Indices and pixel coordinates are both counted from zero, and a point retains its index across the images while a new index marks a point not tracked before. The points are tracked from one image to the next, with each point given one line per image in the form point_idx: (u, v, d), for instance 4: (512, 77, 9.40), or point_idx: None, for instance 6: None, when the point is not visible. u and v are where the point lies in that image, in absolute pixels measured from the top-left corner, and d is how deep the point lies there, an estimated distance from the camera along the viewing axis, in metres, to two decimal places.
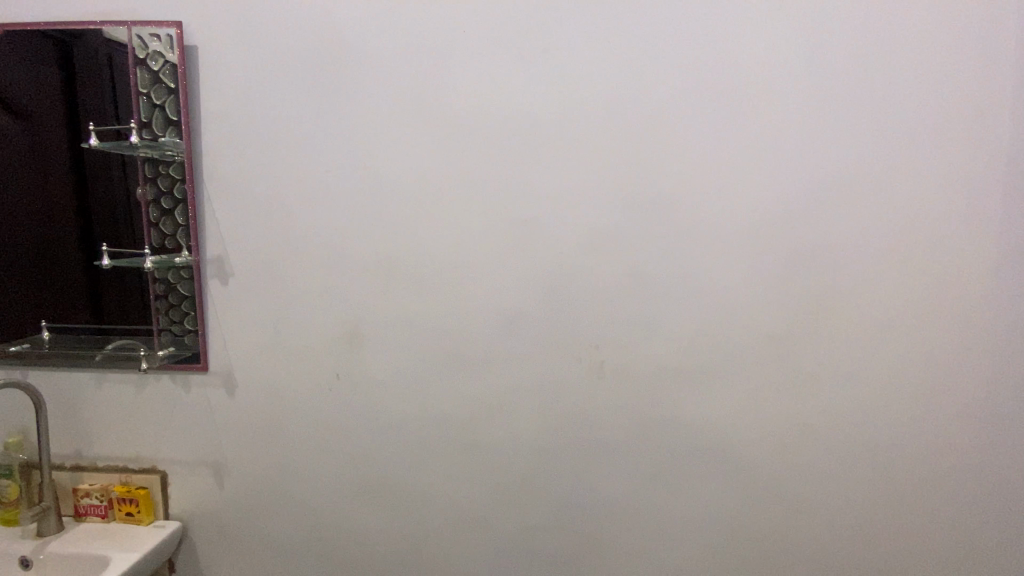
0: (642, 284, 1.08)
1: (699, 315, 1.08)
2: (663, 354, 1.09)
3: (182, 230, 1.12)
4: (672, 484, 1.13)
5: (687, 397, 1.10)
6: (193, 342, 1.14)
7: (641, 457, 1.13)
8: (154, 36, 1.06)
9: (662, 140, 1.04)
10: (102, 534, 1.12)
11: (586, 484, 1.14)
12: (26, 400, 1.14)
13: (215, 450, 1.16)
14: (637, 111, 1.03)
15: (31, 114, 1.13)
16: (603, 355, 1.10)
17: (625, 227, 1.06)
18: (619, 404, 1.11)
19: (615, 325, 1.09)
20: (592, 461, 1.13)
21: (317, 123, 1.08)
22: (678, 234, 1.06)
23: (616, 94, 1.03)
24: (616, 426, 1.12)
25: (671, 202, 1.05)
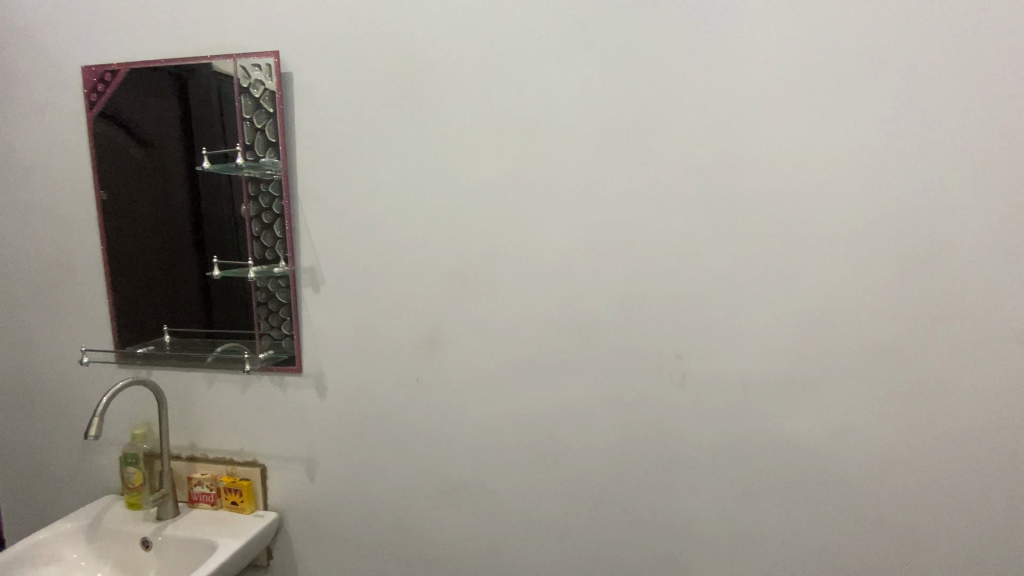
0: (722, 289, 1.05)
1: (784, 321, 1.04)
2: (745, 360, 1.06)
3: (280, 242, 1.21)
4: (756, 496, 1.09)
5: (770, 405, 1.06)
6: (289, 345, 1.23)
7: (722, 467, 1.09)
8: (255, 65, 1.17)
9: (740, 139, 1.01)
10: (211, 521, 1.22)
11: (664, 493, 1.12)
12: (149, 396, 1.28)
13: (308, 446, 1.25)
14: (715, 110, 1.01)
15: (155, 142, 1.27)
16: (681, 362, 1.08)
17: (704, 231, 1.04)
18: (698, 412, 1.09)
19: (694, 331, 1.07)
20: (670, 470, 1.11)
21: (398, 138, 1.14)
22: (761, 237, 1.02)
23: (692, 95, 1.01)
24: (695, 435, 1.09)
25: (753, 203, 1.02)
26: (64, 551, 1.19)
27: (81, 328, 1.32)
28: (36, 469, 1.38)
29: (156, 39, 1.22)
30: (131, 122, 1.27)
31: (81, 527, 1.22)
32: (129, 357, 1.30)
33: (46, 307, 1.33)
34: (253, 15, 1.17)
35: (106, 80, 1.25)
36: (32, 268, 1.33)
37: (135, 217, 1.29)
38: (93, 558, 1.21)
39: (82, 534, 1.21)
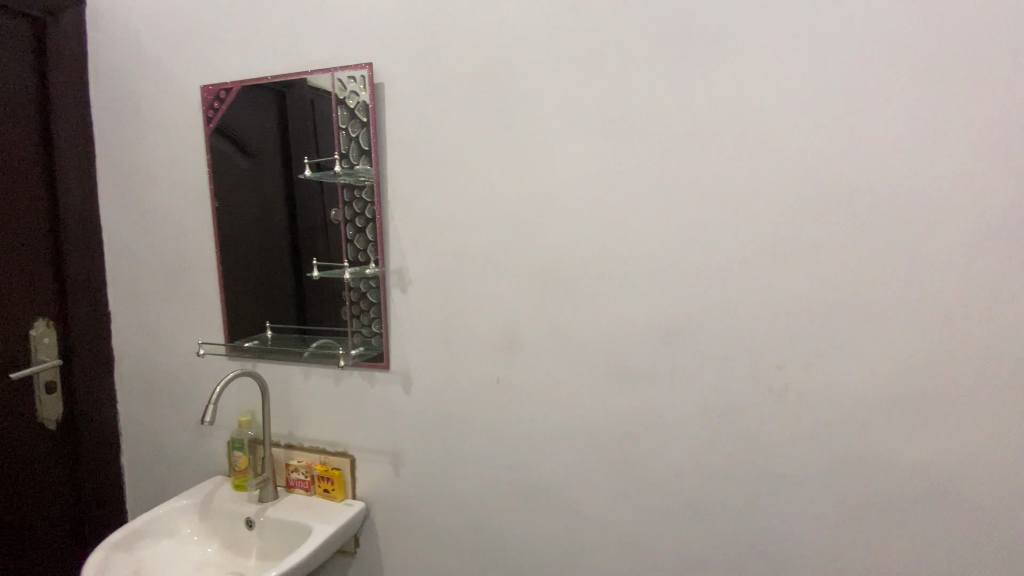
0: (819, 294, 1.00)
1: (888, 329, 0.98)
2: (844, 370, 1.01)
3: (371, 246, 1.28)
4: (854, 514, 1.03)
5: (872, 420, 1.00)
6: (378, 343, 1.29)
7: (817, 483, 1.04)
8: (350, 78, 1.23)
9: (840, 137, 0.97)
10: (305, 506, 1.30)
11: (752, 506, 1.08)
12: (254, 387, 1.39)
13: (393, 440, 1.30)
14: (813, 107, 0.97)
15: (260, 153, 1.37)
16: (772, 370, 1.04)
17: (800, 234, 1.00)
18: (791, 423, 1.04)
19: (787, 338, 1.03)
20: (759, 482, 1.07)
21: (483, 143, 1.17)
22: (862, 240, 0.98)
23: (788, 93, 0.98)
24: (788, 447, 1.05)
25: (854, 204, 0.97)
26: (180, 525, 1.31)
27: (195, 322, 1.46)
28: (156, 448, 1.54)
29: (259, 56, 1.32)
30: (239, 135, 1.37)
31: (194, 505, 1.33)
32: (235, 350, 1.42)
33: (166, 303, 1.48)
34: (349, 28, 1.23)
35: (220, 96, 1.35)
36: (155, 268, 1.48)
37: (242, 222, 1.40)
38: (204, 533, 1.33)
39: (195, 511, 1.33)
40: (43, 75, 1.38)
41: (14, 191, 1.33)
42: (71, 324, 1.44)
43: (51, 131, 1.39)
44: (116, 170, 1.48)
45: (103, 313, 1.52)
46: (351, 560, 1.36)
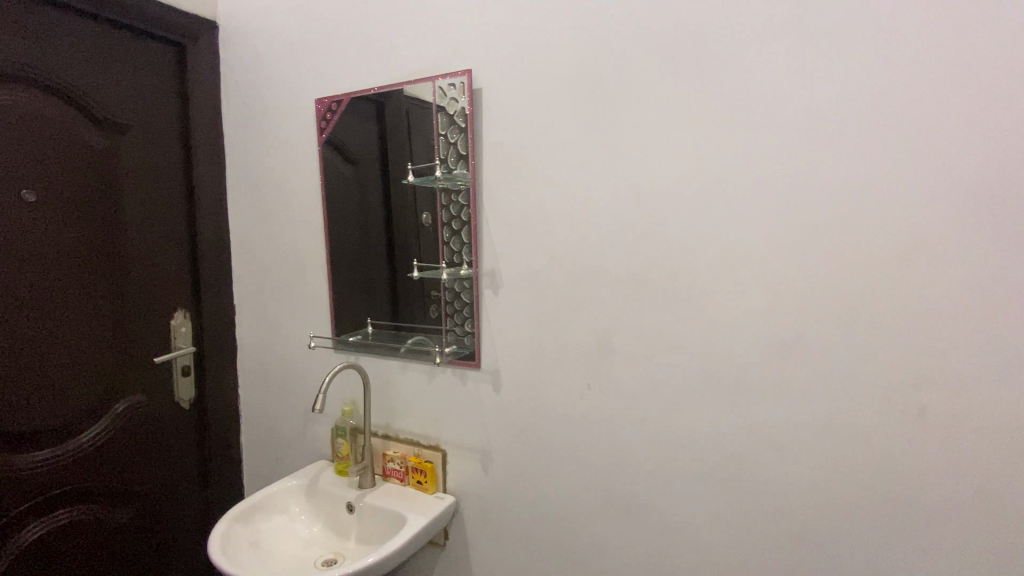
0: (954, 305, 0.91)
1: None
2: (982, 390, 0.91)
3: (466, 248, 1.31)
4: (989, 551, 0.93)
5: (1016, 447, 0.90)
6: (471, 342, 1.32)
7: (945, 513, 0.95)
8: (450, 85, 1.27)
9: (985, 131, 0.87)
10: (400, 495, 1.36)
11: (864, 530, 1.01)
12: (357, 378, 1.48)
13: (483, 438, 1.33)
14: (951, 99, 0.89)
15: (366, 159, 1.45)
16: (893, 386, 0.96)
17: (932, 238, 0.91)
18: (915, 444, 0.96)
19: (913, 352, 0.94)
20: (872, 506, 1.00)
21: (579, 145, 1.16)
22: (1009, 246, 0.88)
23: (922, 84, 0.90)
24: (909, 470, 0.97)
25: (1001, 206, 0.87)
26: (290, 504, 1.42)
27: (306, 317, 1.58)
28: (270, 431, 1.69)
29: (367, 69, 1.40)
30: (348, 143, 1.46)
31: (302, 486, 1.44)
32: (340, 343, 1.52)
33: (281, 299, 1.62)
34: (450, 37, 1.28)
35: (332, 108, 1.45)
36: (273, 266, 1.62)
37: (348, 224, 1.50)
38: (310, 513, 1.43)
39: (303, 492, 1.44)
40: (185, 94, 1.56)
41: (161, 197, 1.51)
42: (203, 315, 1.62)
43: (190, 144, 1.57)
44: (242, 178, 1.64)
45: (228, 307, 1.69)
46: (440, 552, 1.41)
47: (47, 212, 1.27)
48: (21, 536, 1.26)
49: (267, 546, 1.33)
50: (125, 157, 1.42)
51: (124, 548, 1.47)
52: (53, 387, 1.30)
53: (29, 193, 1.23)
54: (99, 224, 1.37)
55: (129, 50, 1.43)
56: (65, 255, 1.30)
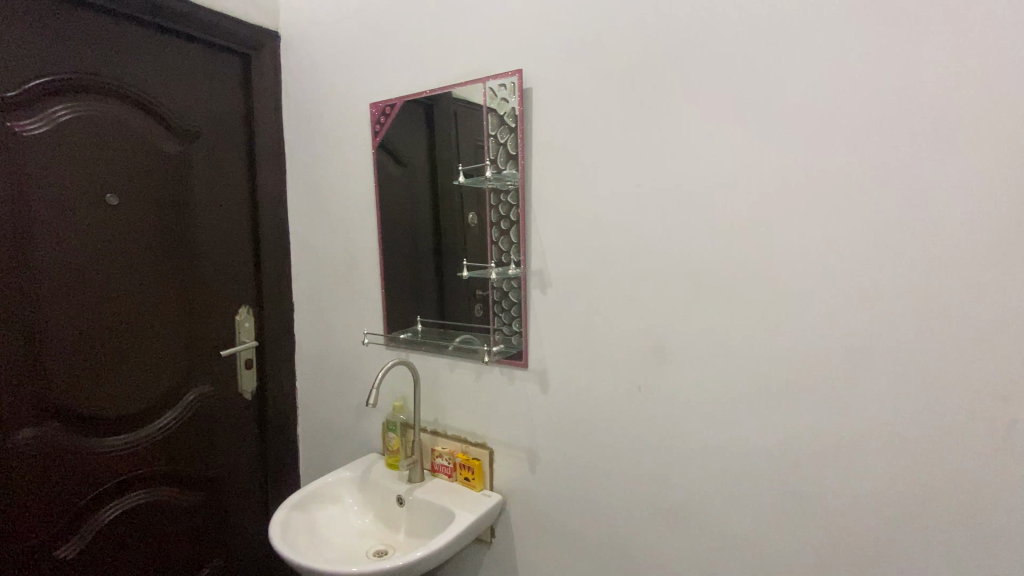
0: None
1: None
2: None
3: (513, 247, 1.30)
4: None
5: None
6: (518, 342, 1.32)
7: None
8: (501, 85, 1.27)
9: None
10: (448, 490, 1.38)
11: (942, 555, 0.93)
12: (407, 374, 1.52)
13: (530, 438, 1.33)
14: None
15: (417, 161, 1.48)
16: (977, 399, 0.88)
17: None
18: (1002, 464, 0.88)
19: (1000, 363, 0.87)
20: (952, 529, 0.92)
21: (631, 143, 1.14)
22: None
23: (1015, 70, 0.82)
24: (996, 492, 0.88)
25: None
26: (343, 494, 1.48)
27: (359, 315, 1.64)
28: (325, 423, 1.76)
29: (420, 73, 1.43)
30: (400, 145, 1.50)
31: (355, 477, 1.50)
32: (392, 341, 1.56)
33: (336, 296, 1.68)
34: (502, 38, 1.28)
35: (386, 112, 1.50)
36: (329, 265, 1.69)
37: (400, 224, 1.54)
38: (362, 504, 1.48)
39: (355, 483, 1.49)
40: (250, 103, 1.65)
41: (228, 200, 1.60)
42: (264, 312, 1.71)
43: (254, 149, 1.66)
44: (301, 181, 1.72)
45: (287, 304, 1.77)
46: (487, 549, 1.42)
47: (128, 214, 1.37)
48: (104, 513, 1.36)
49: (323, 534, 1.39)
50: (196, 162, 1.52)
51: (192, 529, 1.56)
52: (133, 376, 1.40)
53: (114, 196, 1.34)
54: (173, 225, 1.47)
55: (201, 62, 1.52)
56: (145, 254, 1.41)
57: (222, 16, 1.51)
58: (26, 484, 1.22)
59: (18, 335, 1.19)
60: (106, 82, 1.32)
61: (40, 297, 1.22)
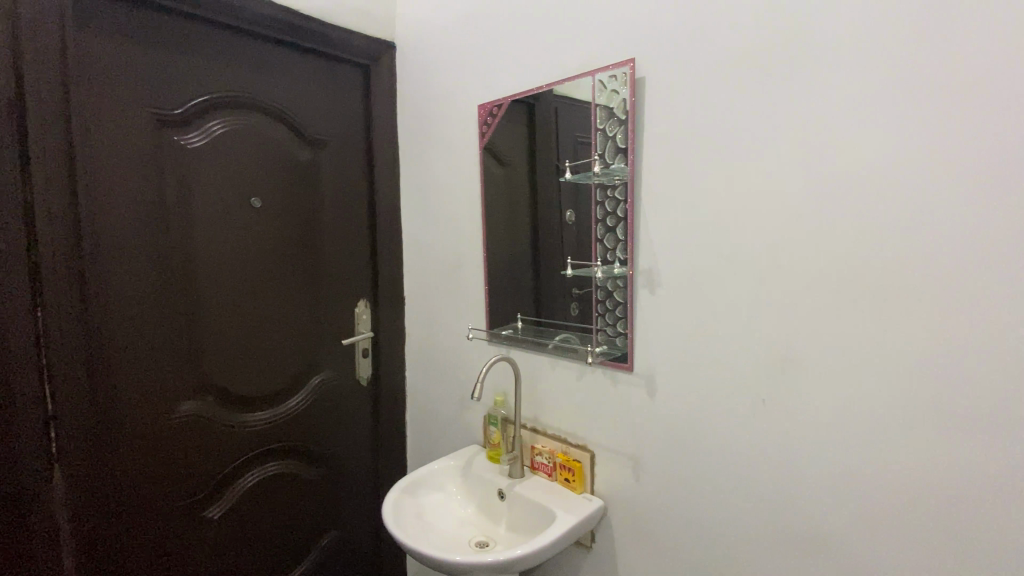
0: None
1: None
2: None
3: (620, 245, 1.25)
4: None
5: None
6: (623, 343, 1.27)
7: None
8: (612, 77, 1.22)
9: None
10: (548, 489, 1.38)
11: None
12: (509, 371, 1.54)
13: (635, 444, 1.27)
14: None
15: (523, 159, 1.48)
16: None
17: None
18: None
19: None
20: None
21: (756, 130, 1.03)
22: None
23: None
24: None
25: None
26: (447, 483, 1.53)
27: (464, 311, 1.69)
28: (430, 413, 1.85)
29: (528, 71, 1.43)
30: (506, 145, 1.52)
31: (458, 467, 1.55)
32: (495, 336, 1.59)
33: (443, 293, 1.75)
34: (613, 27, 1.23)
35: (493, 113, 1.52)
36: (436, 263, 1.77)
37: (504, 222, 1.55)
38: (465, 493, 1.53)
39: (459, 473, 1.54)
40: (369, 111, 1.77)
41: (349, 201, 1.74)
42: (378, 306, 1.83)
43: (372, 154, 1.78)
44: (413, 183, 1.81)
45: (398, 298, 1.88)
46: (586, 552, 1.40)
47: (269, 214, 1.53)
48: (245, 480, 1.54)
49: (428, 518, 1.45)
50: (323, 168, 1.66)
51: (315, 501, 1.72)
52: (269, 360, 1.57)
53: (257, 200, 1.50)
54: (303, 225, 1.62)
55: (328, 76, 1.66)
56: (280, 251, 1.57)
57: (346, 32, 1.64)
58: (189, 451, 1.41)
59: (183, 322, 1.38)
60: (252, 98, 1.48)
61: (200, 289, 1.40)
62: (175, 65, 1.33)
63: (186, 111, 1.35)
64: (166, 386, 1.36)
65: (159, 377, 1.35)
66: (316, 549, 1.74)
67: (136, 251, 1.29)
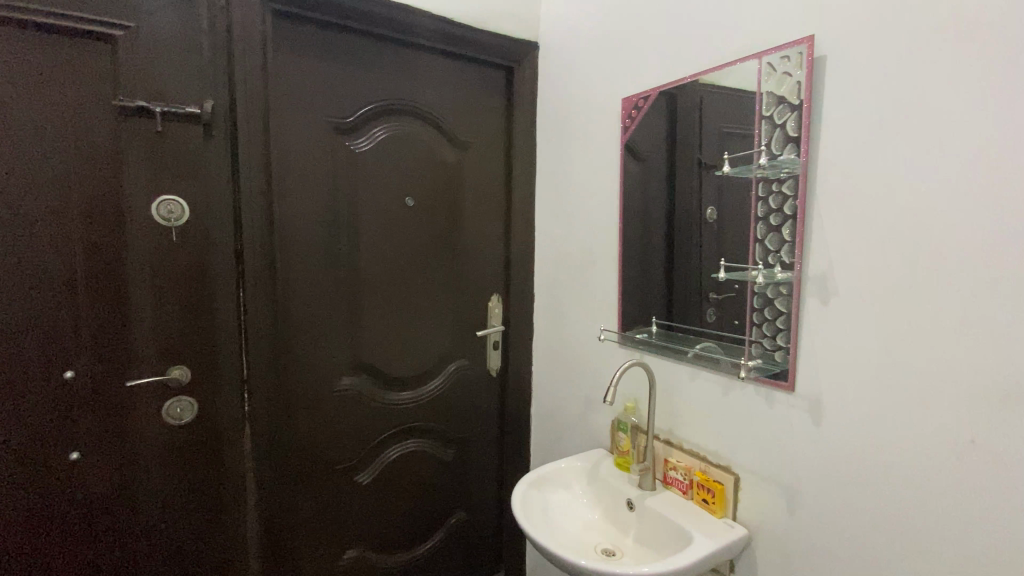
0: None
1: None
2: None
3: (785, 246, 1.11)
4: None
5: None
6: (783, 358, 1.13)
7: None
8: (784, 57, 1.09)
9: None
10: (684, 507, 1.28)
11: None
12: (643, 377, 1.47)
13: (789, 472, 1.13)
14: None
15: (669, 153, 1.39)
16: None
17: None
18: None
19: None
20: None
21: (982, 111, 0.83)
22: None
23: None
24: None
25: None
26: (573, 483, 1.51)
27: (595, 311, 1.65)
28: (556, 411, 1.84)
29: (680, 60, 1.34)
30: (650, 139, 1.44)
31: (585, 469, 1.52)
32: (628, 339, 1.52)
33: (574, 292, 1.73)
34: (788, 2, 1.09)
35: (639, 105, 1.45)
36: (569, 261, 1.75)
37: (643, 221, 1.48)
38: (590, 497, 1.50)
39: (585, 476, 1.51)
40: (510, 111, 1.82)
41: (488, 199, 1.81)
42: (509, 301, 1.88)
43: (511, 153, 1.83)
44: (549, 181, 1.81)
45: (528, 295, 1.91)
46: None
47: (420, 211, 1.65)
48: (388, 453, 1.68)
49: (554, 517, 1.44)
50: (467, 167, 1.74)
51: (445, 482, 1.82)
52: (414, 347, 1.69)
53: (410, 199, 1.62)
54: (448, 222, 1.71)
55: (474, 78, 1.73)
56: (427, 246, 1.68)
57: (494, 35, 1.69)
58: (345, 423, 1.58)
59: (347, 307, 1.54)
60: (409, 104, 1.59)
61: (361, 278, 1.56)
62: (350, 78, 1.48)
63: (356, 118, 1.50)
64: (330, 364, 1.53)
65: (326, 354, 1.52)
66: (444, 528, 1.84)
67: (313, 244, 1.47)
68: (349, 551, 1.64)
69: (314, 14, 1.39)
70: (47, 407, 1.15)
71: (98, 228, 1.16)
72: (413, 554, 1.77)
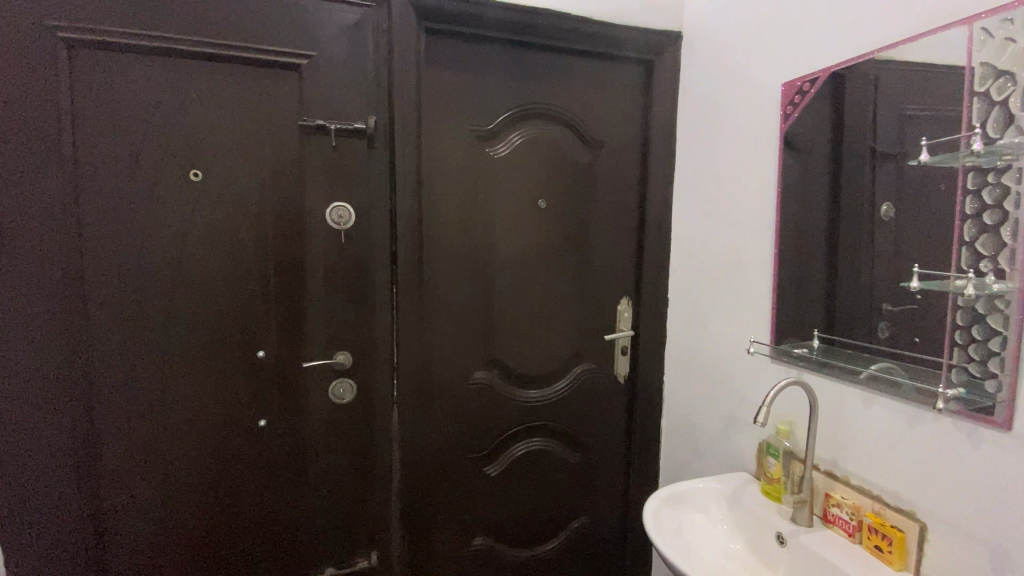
0: None
1: None
2: None
3: (1006, 250, 0.89)
4: None
5: None
6: (995, 389, 0.91)
7: None
8: (1005, 21, 0.88)
9: None
10: (850, 552, 1.11)
11: None
12: (800, 398, 1.31)
13: (1001, 530, 0.92)
14: None
15: (836, 143, 1.22)
16: None
17: None
18: None
19: None
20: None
21: None
22: None
23: None
24: None
25: None
26: (711, 506, 1.41)
27: (741, 320, 1.51)
28: (691, 424, 1.73)
29: (854, 35, 1.16)
30: (813, 128, 1.28)
31: (725, 493, 1.41)
32: (782, 355, 1.35)
33: (717, 298, 1.61)
34: None
35: (804, 90, 1.27)
36: (710, 265, 1.63)
37: (801, 221, 1.32)
38: (732, 524, 1.38)
39: (726, 500, 1.40)
40: (648, 107, 1.75)
41: (622, 198, 1.76)
42: (641, 305, 1.80)
43: (647, 151, 1.76)
44: (690, 178, 1.71)
45: (661, 299, 1.82)
46: None
47: (553, 213, 1.66)
48: (515, 449, 1.72)
49: (688, 538, 1.34)
50: (600, 167, 1.71)
51: (570, 485, 1.81)
52: (542, 346, 1.70)
53: (543, 201, 1.64)
54: (579, 223, 1.70)
55: (611, 77, 1.69)
56: (559, 248, 1.68)
57: (632, 30, 1.64)
58: (476, 416, 1.65)
59: (481, 305, 1.61)
60: (545, 107, 1.61)
61: (495, 278, 1.62)
62: (490, 86, 1.55)
63: (496, 124, 1.56)
64: (466, 359, 1.62)
65: (462, 349, 1.61)
66: (566, 530, 1.84)
67: (454, 245, 1.56)
68: (478, 539, 1.71)
69: (461, 28, 1.47)
70: (244, 380, 1.38)
71: (283, 230, 1.37)
72: (537, 551, 1.79)
